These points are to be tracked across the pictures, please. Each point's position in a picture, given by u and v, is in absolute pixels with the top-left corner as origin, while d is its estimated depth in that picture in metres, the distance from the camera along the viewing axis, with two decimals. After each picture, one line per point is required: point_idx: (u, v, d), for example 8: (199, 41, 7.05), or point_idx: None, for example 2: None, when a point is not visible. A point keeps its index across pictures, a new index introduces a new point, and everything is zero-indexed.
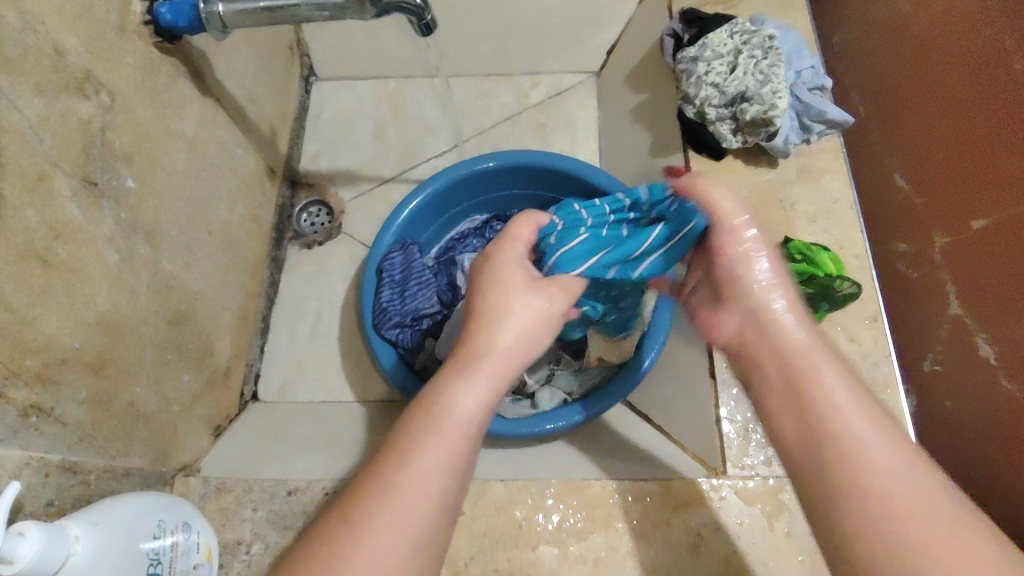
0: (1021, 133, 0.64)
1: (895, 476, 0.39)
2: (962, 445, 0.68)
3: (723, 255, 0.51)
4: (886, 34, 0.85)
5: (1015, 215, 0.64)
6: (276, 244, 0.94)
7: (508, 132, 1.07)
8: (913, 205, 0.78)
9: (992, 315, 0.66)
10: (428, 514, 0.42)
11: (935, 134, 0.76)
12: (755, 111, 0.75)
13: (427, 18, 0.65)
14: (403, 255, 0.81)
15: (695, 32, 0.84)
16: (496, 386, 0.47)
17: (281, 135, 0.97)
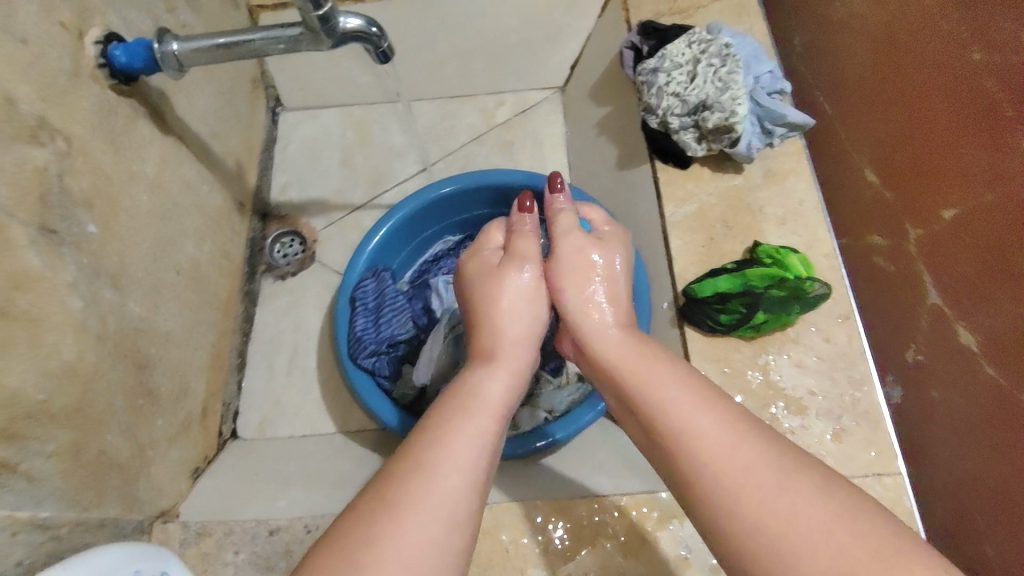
0: (983, 122, 0.65)
1: (714, 436, 0.44)
2: (954, 436, 0.68)
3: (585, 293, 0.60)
4: (843, 33, 0.88)
5: (985, 203, 0.64)
6: (247, 278, 0.93)
7: (475, 153, 1.07)
8: (884, 198, 0.80)
9: (968, 303, 0.67)
10: (467, 486, 0.45)
11: (901, 128, 0.77)
12: (716, 119, 0.76)
13: (384, 46, 0.65)
14: (376, 282, 0.78)
15: (654, 45, 0.85)
16: (512, 378, 0.54)
17: (249, 168, 0.97)
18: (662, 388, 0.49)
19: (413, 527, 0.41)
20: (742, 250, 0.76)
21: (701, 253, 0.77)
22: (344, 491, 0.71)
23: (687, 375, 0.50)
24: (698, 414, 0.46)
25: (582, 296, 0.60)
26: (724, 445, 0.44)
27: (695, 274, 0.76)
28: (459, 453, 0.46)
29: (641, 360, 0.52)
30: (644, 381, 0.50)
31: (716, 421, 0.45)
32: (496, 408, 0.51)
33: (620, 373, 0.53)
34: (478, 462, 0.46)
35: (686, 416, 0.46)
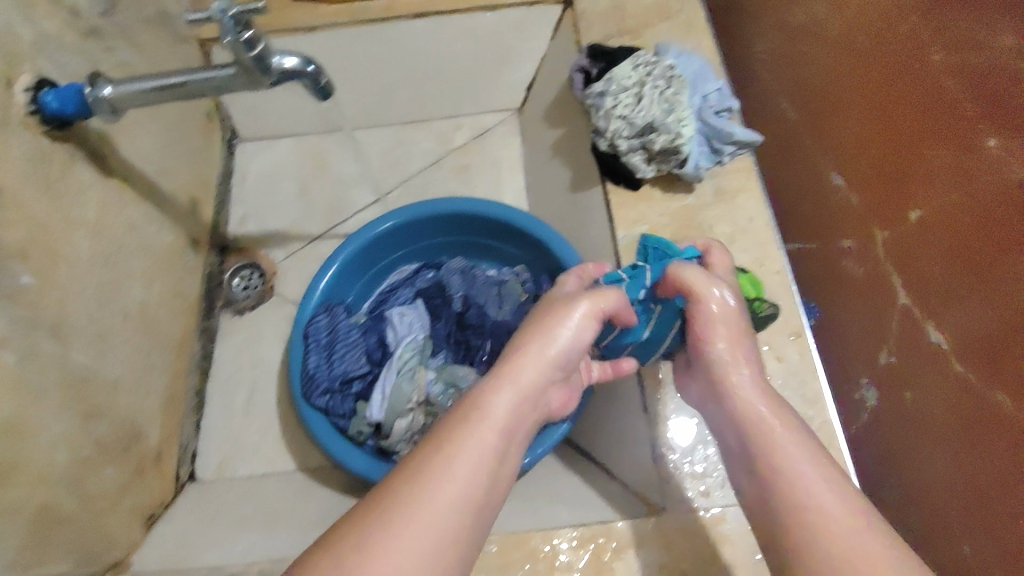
0: (948, 121, 0.73)
1: (838, 513, 0.47)
2: (918, 431, 0.74)
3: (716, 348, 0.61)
4: (806, 39, 0.94)
5: (951, 200, 0.72)
6: (206, 314, 0.92)
7: (431, 178, 1.08)
8: (849, 202, 0.87)
9: (937, 304, 0.72)
10: (457, 502, 0.46)
11: (864, 130, 0.85)
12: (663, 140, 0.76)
13: (322, 80, 0.64)
14: (329, 318, 0.79)
15: (604, 68, 0.84)
16: (524, 395, 0.54)
17: (204, 202, 0.95)
18: (792, 453, 0.52)
19: (396, 540, 0.43)
20: None
21: None
22: (301, 538, 0.68)
23: (802, 433, 0.54)
24: (827, 491, 0.49)
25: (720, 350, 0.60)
26: (844, 515, 0.47)
27: None
28: (454, 472, 0.47)
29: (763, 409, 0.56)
30: (761, 428, 0.54)
31: (832, 483, 0.50)
32: (500, 426, 0.51)
33: (744, 421, 0.56)
34: (470, 482, 0.47)
35: (799, 469, 0.51)
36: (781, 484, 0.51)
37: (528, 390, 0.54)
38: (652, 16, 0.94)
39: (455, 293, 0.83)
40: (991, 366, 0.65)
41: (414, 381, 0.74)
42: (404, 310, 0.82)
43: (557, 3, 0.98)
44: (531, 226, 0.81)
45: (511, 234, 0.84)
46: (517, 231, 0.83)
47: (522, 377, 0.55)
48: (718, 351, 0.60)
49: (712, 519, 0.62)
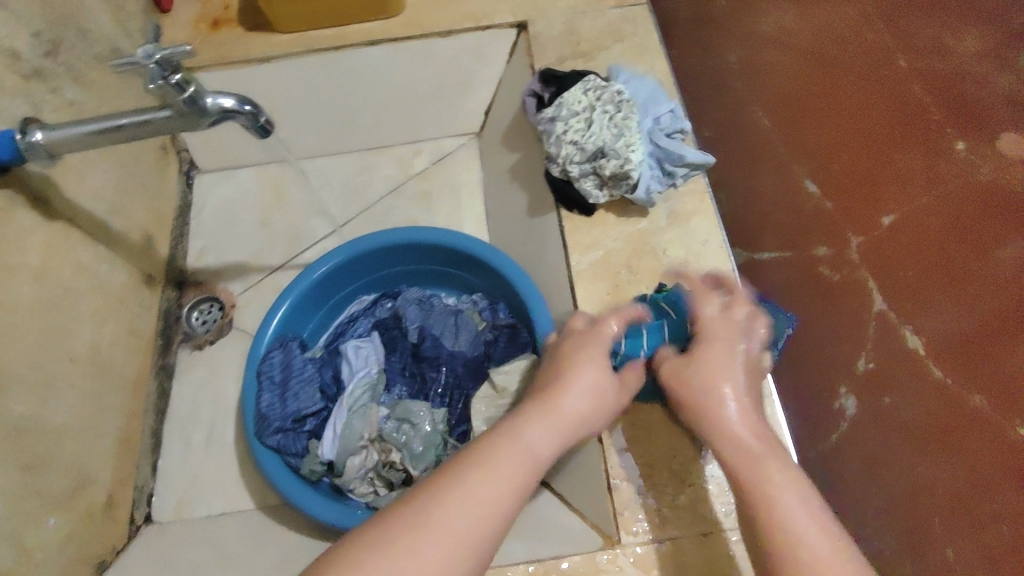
0: (907, 133, 0.86)
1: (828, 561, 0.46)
2: (898, 435, 0.74)
3: (702, 388, 0.58)
4: (773, 49, 1.00)
5: (915, 203, 0.82)
6: (162, 351, 0.91)
7: (392, 205, 1.07)
8: (822, 209, 0.88)
9: (909, 308, 0.78)
10: (486, 518, 0.45)
11: (818, 138, 0.92)
12: (614, 165, 0.76)
13: (262, 119, 0.63)
14: (283, 354, 0.77)
15: (555, 92, 0.83)
16: (560, 434, 0.54)
17: (159, 237, 0.94)
18: (781, 493, 0.50)
19: (423, 548, 0.42)
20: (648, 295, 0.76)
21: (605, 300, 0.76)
22: None
23: (811, 498, 0.50)
24: (815, 538, 0.47)
25: (708, 391, 0.58)
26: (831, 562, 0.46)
27: None
28: (485, 490, 0.46)
29: (766, 466, 0.52)
30: (746, 463, 0.53)
31: (847, 564, 0.46)
32: (533, 457, 0.51)
33: (731, 457, 0.54)
34: (503, 506, 0.46)
35: (801, 535, 0.47)
36: (786, 561, 0.47)
37: (563, 426, 0.55)
38: (606, 39, 0.94)
39: (411, 325, 0.84)
40: (971, 373, 0.72)
41: (365, 418, 0.76)
42: (359, 344, 0.83)
43: (511, 28, 0.98)
44: (488, 255, 0.80)
45: (468, 263, 0.84)
46: (475, 261, 0.83)
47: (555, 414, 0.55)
48: (703, 383, 0.59)
49: (664, 550, 0.63)
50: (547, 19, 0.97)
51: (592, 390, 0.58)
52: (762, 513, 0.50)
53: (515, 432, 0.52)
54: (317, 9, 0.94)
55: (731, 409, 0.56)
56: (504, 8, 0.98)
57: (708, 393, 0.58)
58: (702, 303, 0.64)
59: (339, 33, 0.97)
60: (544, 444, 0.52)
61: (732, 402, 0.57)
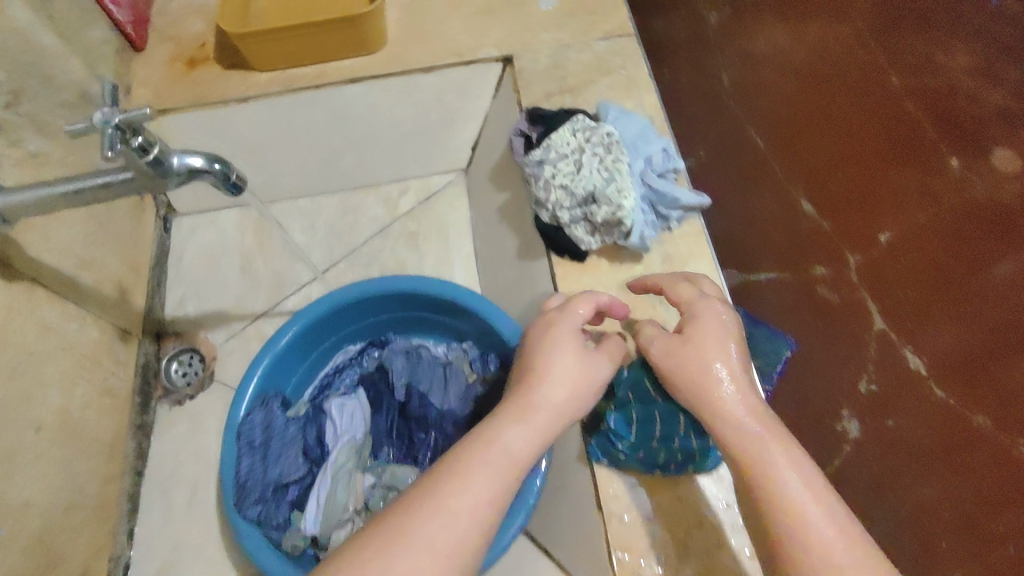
0: (896, 150, 0.79)
1: (833, 540, 0.48)
2: (902, 458, 0.73)
3: (700, 370, 0.58)
4: (771, 70, 0.98)
5: (916, 220, 0.75)
6: (140, 409, 0.87)
7: (381, 246, 1.04)
8: (821, 228, 0.86)
9: (912, 325, 0.74)
10: (468, 522, 0.47)
11: (825, 152, 0.87)
12: (605, 213, 0.72)
13: (233, 175, 0.60)
14: (264, 414, 0.73)
15: (543, 132, 0.80)
16: (541, 432, 0.54)
17: (134, 287, 0.90)
18: (785, 476, 0.51)
19: (407, 556, 0.44)
20: None
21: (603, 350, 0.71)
22: None
23: (810, 473, 0.52)
24: (820, 518, 0.49)
25: (703, 369, 0.58)
26: (834, 542, 0.48)
27: None
28: (467, 493, 0.48)
29: (767, 449, 0.53)
30: (749, 445, 0.54)
31: (849, 541, 0.48)
32: (513, 454, 0.52)
33: (733, 444, 0.54)
34: (485, 507, 0.48)
35: (807, 518, 0.49)
36: (787, 539, 0.49)
37: (546, 420, 0.55)
38: (594, 73, 0.92)
39: (397, 380, 0.80)
40: (971, 390, 0.68)
41: (348, 486, 0.74)
42: (343, 401, 0.80)
43: (496, 62, 0.95)
44: (477, 306, 0.76)
45: (455, 312, 0.80)
46: (464, 311, 0.79)
47: (535, 409, 0.55)
48: (701, 362, 0.59)
49: None
50: (533, 52, 0.94)
51: (567, 377, 0.58)
52: (763, 494, 0.51)
53: (494, 436, 0.53)
54: (295, 46, 0.91)
55: (728, 392, 0.57)
56: (487, 42, 0.95)
57: (704, 374, 0.58)
58: (676, 284, 0.66)
59: (319, 71, 0.94)
60: (524, 443, 0.53)
61: (730, 384, 0.57)
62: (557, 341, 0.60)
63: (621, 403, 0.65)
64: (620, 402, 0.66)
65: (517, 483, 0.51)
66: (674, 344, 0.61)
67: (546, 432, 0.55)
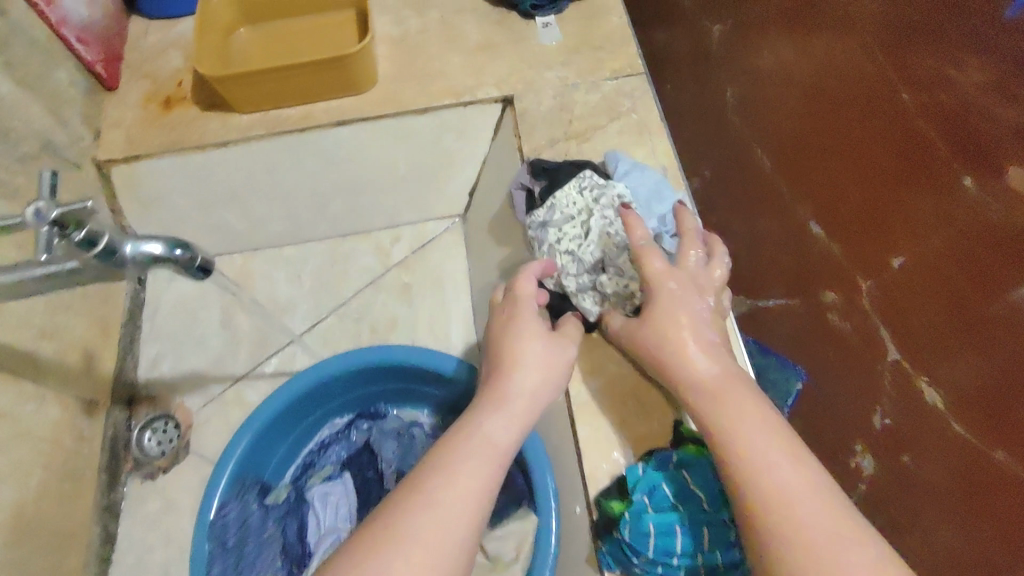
0: (918, 176, 0.83)
1: (783, 473, 0.48)
2: (925, 494, 0.78)
3: (659, 334, 0.59)
4: (778, 87, 1.01)
5: (931, 249, 0.80)
6: (107, 487, 0.80)
7: (371, 299, 0.99)
8: (830, 253, 0.90)
9: (927, 356, 0.79)
10: (461, 515, 0.45)
11: (840, 174, 0.90)
12: (601, 295, 0.67)
13: (198, 258, 0.54)
14: (240, 510, 0.69)
15: (546, 189, 0.72)
16: (519, 419, 0.54)
17: (104, 351, 0.83)
18: (743, 424, 0.52)
19: (404, 554, 0.42)
20: (661, 431, 0.66)
21: (612, 436, 0.65)
22: None
23: (768, 420, 0.52)
24: (773, 455, 0.49)
25: (663, 333, 0.59)
26: (789, 476, 0.48)
27: (606, 470, 0.63)
28: (457, 487, 0.47)
29: (724, 400, 0.54)
30: (707, 399, 0.55)
31: (802, 475, 0.48)
32: (497, 442, 0.51)
33: (694, 400, 0.56)
34: (478, 495, 0.47)
35: (757, 455, 0.49)
36: (742, 477, 0.49)
37: (523, 408, 0.55)
38: (601, 116, 0.85)
39: (386, 469, 0.76)
40: (993, 429, 0.73)
41: None
42: (327, 490, 0.76)
43: (496, 102, 0.88)
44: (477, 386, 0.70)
45: (451, 387, 0.74)
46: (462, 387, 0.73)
47: (511, 397, 0.55)
48: (660, 324, 0.59)
49: None
50: (535, 92, 0.87)
51: (539, 362, 0.57)
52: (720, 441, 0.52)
53: (473, 427, 0.52)
54: (277, 87, 0.83)
55: (689, 351, 0.58)
56: (487, 80, 0.88)
57: (668, 353, 0.58)
58: (649, 255, 0.62)
59: (305, 112, 0.86)
60: (504, 431, 0.52)
61: (690, 344, 0.58)
62: (524, 326, 0.59)
63: (638, 514, 0.57)
64: (637, 512, 0.57)
65: (503, 466, 0.50)
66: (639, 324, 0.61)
67: (524, 421, 0.54)
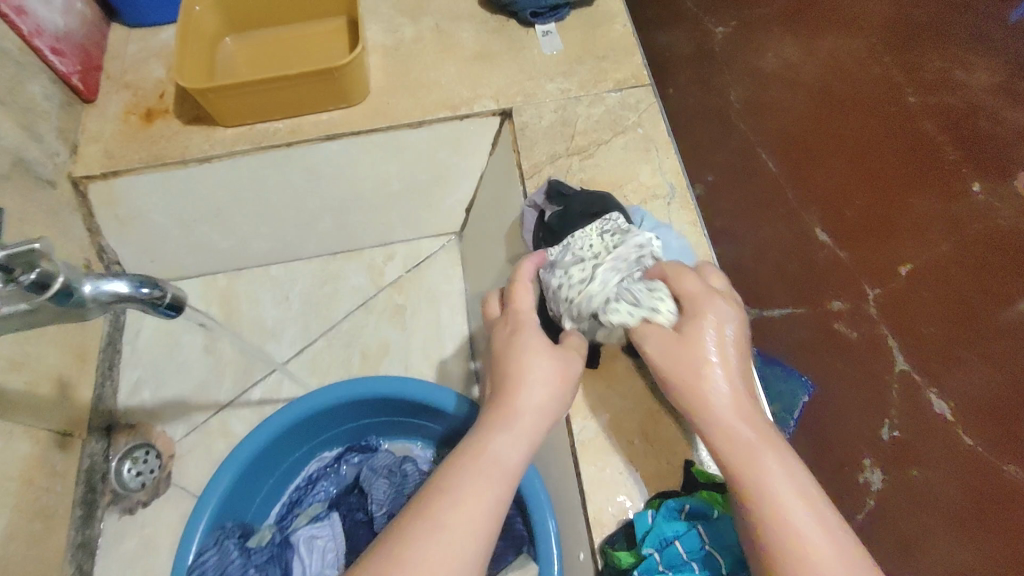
0: (920, 185, 0.98)
1: (821, 539, 0.42)
2: (928, 502, 0.81)
3: (687, 355, 0.51)
4: (782, 91, 1.07)
5: (938, 255, 0.93)
6: (82, 523, 0.76)
7: (363, 322, 0.95)
8: (840, 259, 0.95)
9: (936, 364, 0.88)
10: (459, 556, 0.40)
11: (845, 178, 0.99)
12: (625, 316, 0.56)
13: (168, 299, 0.50)
14: (219, 553, 0.63)
15: (558, 212, 0.69)
16: (529, 439, 0.48)
17: (80, 378, 0.79)
18: (776, 473, 0.45)
19: None
20: (670, 473, 0.61)
21: (617, 479, 0.61)
22: None
23: (799, 468, 0.46)
24: (810, 514, 0.43)
25: (694, 355, 0.51)
26: (827, 541, 0.42)
27: (611, 514, 0.59)
28: (457, 525, 0.41)
29: (757, 438, 0.47)
30: (736, 432, 0.48)
31: (838, 537, 0.43)
32: (504, 469, 0.45)
33: (718, 430, 0.48)
34: (480, 532, 0.42)
35: (792, 513, 0.43)
36: (772, 533, 0.43)
37: (533, 429, 0.48)
38: (605, 131, 0.80)
39: (377, 510, 0.70)
40: (989, 431, 0.84)
41: None
42: (314, 533, 0.70)
43: (493, 116, 0.84)
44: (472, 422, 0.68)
45: (445, 419, 0.71)
46: (456, 421, 0.70)
47: (518, 415, 0.48)
48: (690, 342, 0.51)
49: None
50: (536, 105, 0.82)
51: (551, 373, 0.50)
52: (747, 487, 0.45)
53: (477, 449, 0.46)
54: (265, 100, 0.78)
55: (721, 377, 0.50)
56: (484, 92, 0.84)
57: (698, 380, 0.50)
58: (682, 275, 0.56)
59: (293, 126, 0.82)
60: (512, 454, 0.46)
61: (721, 370, 0.50)
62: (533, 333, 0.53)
63: (648, 571, 0.53)
64: (647, 570, 0.53)
65: (510, 495, 0.45)
66: (664, 346, 0.53)
67: (534, 439, 0.48)
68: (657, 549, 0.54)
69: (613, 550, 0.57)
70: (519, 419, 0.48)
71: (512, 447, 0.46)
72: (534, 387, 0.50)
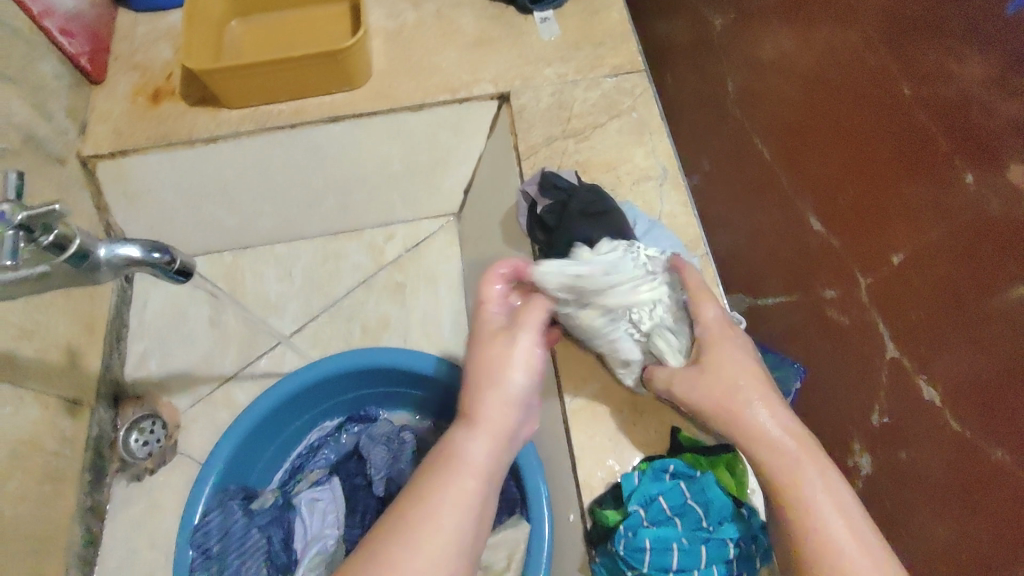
0: (920, 163, 0.72)
1: (855, 546, 0.47)
2: (916, 486, 0.74)
3: (720, 382, 0.54)
4: (776, 73, 0.94)
5: (931, 241, 0.71)
6: (92, 488, 0.79)
7: (363, 299, 0.98)
8: (833, 246, 0.85)
9: (924, 351, 0.73)
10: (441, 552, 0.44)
11: (825, 164, 0.86)
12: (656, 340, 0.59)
13: (178, 263, 0.53)
14: (223, 515, 0.67)
15: (552, 207, 0.71)
16: (500, 439, 0.50)
17: (88, 349, 0.81)
18: (811, 488, 0.49)
19: None
20: (658, 439, 0.64)
21: (608, 445, 0.64)
22: None
23: (829, 477, 0.50)
24: (845, 524, 0.48)
25: (727, 380, 0.54)
26: (860, 547, 0.47)
27: (601, 477, 0.62)
28: (436, 524, 0.44)
29: (787, 454, 0.51)
30: (771, 448, 0.51)
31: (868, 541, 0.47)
32: (478, 470, 0.48)
33: (752, 446, 0.52)
34: (458, 534, 0.45)
35: (827, 523, 0.48)
36: (811, 543, 0.48)
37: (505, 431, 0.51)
38: (601, 114, 0.83)
39: (376, 475, 0.74)
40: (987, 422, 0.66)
41: None
42: (315, 496, 0.74)
43: (492, 99, 0.86)
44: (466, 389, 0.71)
45: (439, 388, 0.74)
46: (451, 389, 0.73)
47: (489, 420, 0.50)
48: (721, 369, 0.55)
49: None
50: (534, 89, 0.85)
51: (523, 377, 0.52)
52: (785, 501, 0.50)
53: (451, 454, 0.49)
54: (270, 82, 0.80)
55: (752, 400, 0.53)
56: (484, 76, 0.86)
57: (732, 399, 0.53)
58: (702, 304, 0.58)
59: (297, 107, 0.84)
60: (484, 456, 0.49)
61: (753, 395, 0.53)
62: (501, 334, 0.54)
63: (634, 528, 0.56)
64: (633, 526, 0.56)
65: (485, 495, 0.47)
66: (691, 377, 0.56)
67: (506, 440, 0.51)
68: (642, 506, 0.57)
69: (601, 508, 0.60)
70: (489, 423, 0.50)
71: (483, 450, 0.49)
72: (506, 389, 0.51)
